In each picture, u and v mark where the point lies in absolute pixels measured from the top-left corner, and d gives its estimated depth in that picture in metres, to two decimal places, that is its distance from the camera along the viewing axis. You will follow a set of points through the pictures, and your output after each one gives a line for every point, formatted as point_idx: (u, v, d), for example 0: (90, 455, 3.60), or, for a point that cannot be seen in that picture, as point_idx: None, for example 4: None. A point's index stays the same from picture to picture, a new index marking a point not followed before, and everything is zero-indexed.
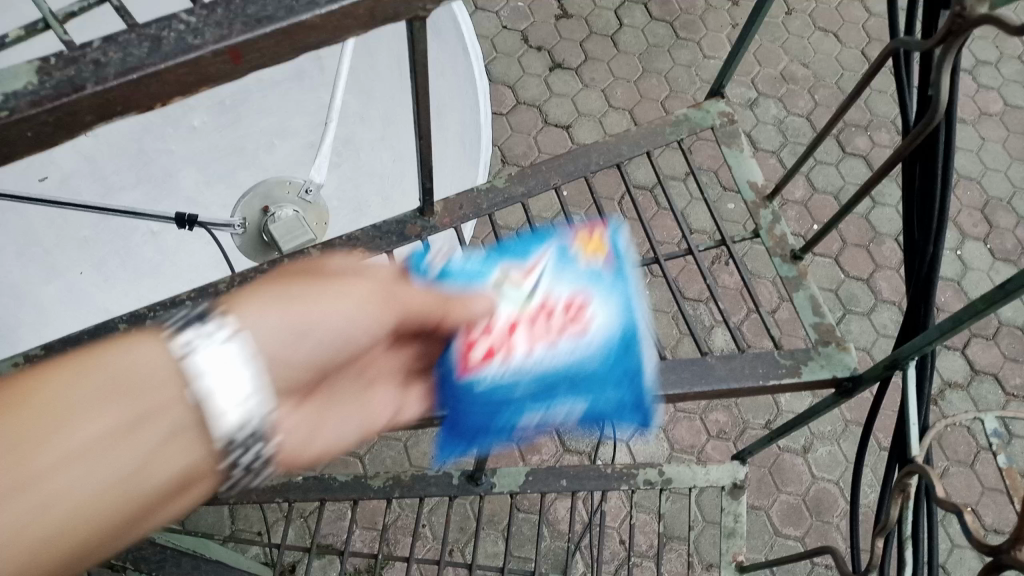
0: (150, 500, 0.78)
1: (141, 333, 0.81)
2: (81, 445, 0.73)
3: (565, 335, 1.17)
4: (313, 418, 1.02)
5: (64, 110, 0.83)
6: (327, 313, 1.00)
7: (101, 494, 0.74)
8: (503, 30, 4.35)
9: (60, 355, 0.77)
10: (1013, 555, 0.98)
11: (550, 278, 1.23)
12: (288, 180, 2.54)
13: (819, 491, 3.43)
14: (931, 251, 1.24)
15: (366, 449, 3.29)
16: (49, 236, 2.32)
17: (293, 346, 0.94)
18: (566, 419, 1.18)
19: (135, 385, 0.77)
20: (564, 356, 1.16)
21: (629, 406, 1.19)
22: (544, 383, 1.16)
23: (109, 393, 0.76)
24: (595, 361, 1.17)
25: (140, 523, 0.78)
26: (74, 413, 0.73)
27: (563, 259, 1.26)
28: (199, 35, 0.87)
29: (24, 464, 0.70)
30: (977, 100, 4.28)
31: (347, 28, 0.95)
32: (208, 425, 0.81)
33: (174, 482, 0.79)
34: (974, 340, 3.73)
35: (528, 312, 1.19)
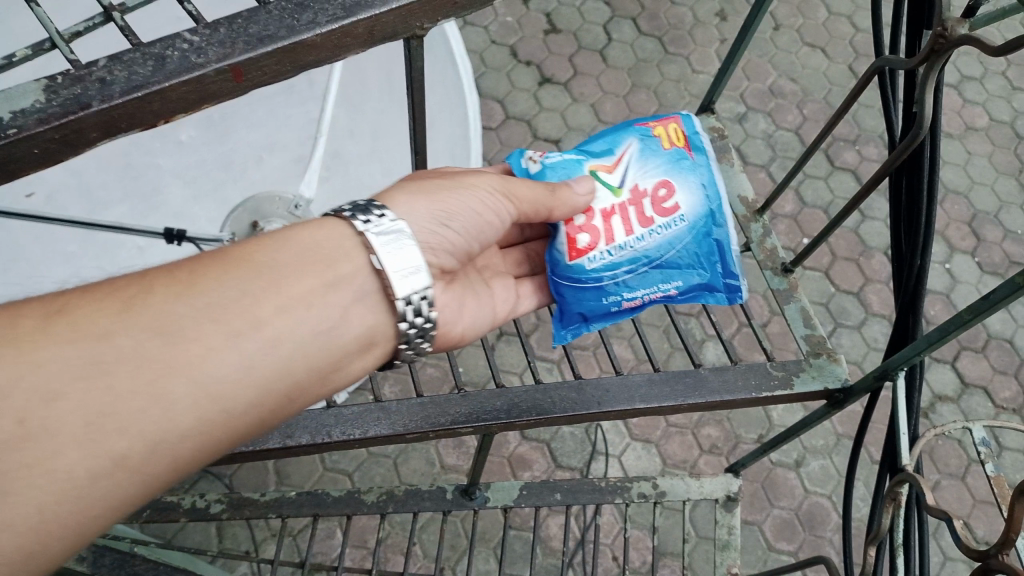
0: (345, 347, 1.13)
1: (326, 218, 1.19)
2: (306, 292, 1.10)
3: (657, 217, 1.38)
4: (460, 297, 1.43)
5: (70, 127, 0.85)
6: (461, 201, 1.32)
7: (321, 331, 1.10)
8: (493, 45, 4.40)
9: (274, 232, 1.16)
10: (1001, 559, 1.00)
11: (639, 169, 1.41)
12: (278, 195, 2.58)
13: (811, 506, 3.44)
14: (918, 263, 1.26)
15: (356, 465, 3.28)
16: (36, 250, 2.36)
17: (443, 223, 1.31)
18: (663, 290, 1.42)
19: (328, 255, 1.14)
20: (658, 236, 1.39)
21: (715, 273, 1.43)
22: (640, 261, 1.39)
23: (314, 259, 1.13)
24: (682, 238, 1.40)
25: (342, 365, 1.14)
26: (297, 271, 1.11)
27: (648, 147, 1.42)
28: (203, 54, 0.89)
29: (276, 301, 1.07)
30: (962, 115, 4.33)
31: (347, 47, 0.97)
32: (389, 284, 1.16)
33: (360, 334, 1.15)
34: (963, 353, 3.76)
35: (622, 201, 1.39)
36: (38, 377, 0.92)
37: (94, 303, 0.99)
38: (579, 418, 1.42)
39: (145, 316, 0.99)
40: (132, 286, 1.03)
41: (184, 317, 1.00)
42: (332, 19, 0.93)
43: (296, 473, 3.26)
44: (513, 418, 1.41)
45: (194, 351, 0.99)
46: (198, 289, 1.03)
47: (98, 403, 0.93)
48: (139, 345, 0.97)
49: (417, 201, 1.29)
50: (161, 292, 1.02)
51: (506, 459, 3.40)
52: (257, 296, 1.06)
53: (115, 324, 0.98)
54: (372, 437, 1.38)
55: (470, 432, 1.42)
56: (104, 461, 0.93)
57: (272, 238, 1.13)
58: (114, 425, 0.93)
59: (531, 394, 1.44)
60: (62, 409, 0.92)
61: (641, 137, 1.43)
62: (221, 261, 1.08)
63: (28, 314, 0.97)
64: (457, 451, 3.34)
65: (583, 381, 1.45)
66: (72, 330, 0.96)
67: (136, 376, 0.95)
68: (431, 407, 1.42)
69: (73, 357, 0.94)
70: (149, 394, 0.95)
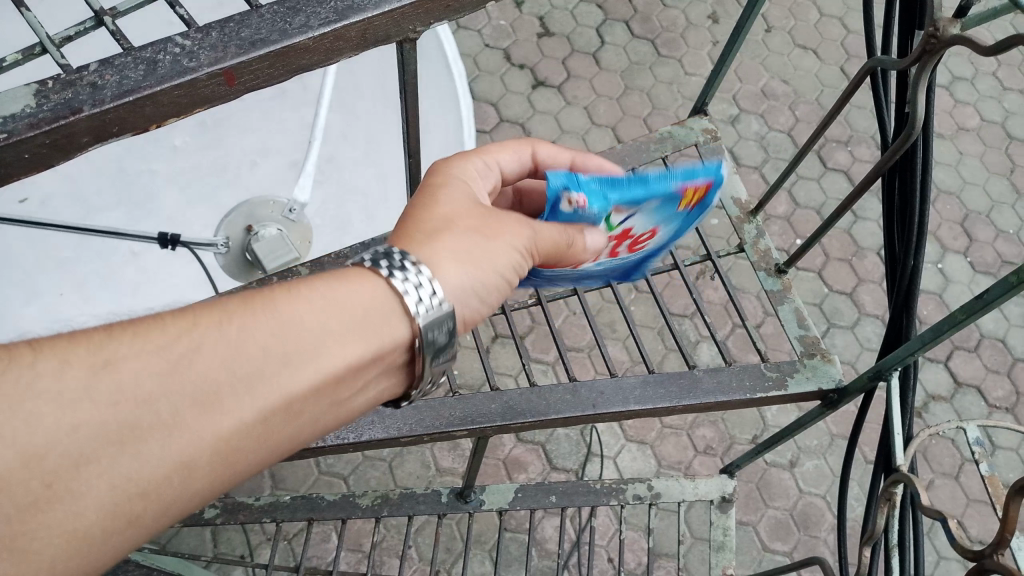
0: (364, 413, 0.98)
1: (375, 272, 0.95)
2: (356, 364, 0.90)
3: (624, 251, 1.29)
4: None
5: (61, 131, 0.85)
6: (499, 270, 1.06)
7: (350, 402, 0.93)
8: (485, 48, 4.40)
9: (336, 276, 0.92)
10: (997, 558, 1.01)
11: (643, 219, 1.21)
12: (271, 198, 2.50)
13: (806, 506, 3.45)
14: (911, 263, 1.27)
15: (351, 469, 3.28)
16: (28, 256, 2.41)
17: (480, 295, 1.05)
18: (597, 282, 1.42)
19: (389, 317, 0.93)
20: (612, 265, 1.32)
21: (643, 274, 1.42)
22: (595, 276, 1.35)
23: (372, 319, 0.91)
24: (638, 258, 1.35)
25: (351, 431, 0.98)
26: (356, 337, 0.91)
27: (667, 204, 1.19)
28: (194, 58, 0.89)
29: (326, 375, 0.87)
30: (954, 116, 4.35)
31: (340, 51, 0.97)
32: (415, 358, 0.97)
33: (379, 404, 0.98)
34: (956, 352, 3.77)
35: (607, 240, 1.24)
36: (63, 445, 0.73)
37: (135, 354, 0.79)
38: (573, 420, 1.42)
39: (189, 381, 0.80)
40: (175, 335, 0.81)
41: (229, 384, 0.82)
42: (325, 22, 0.93)
43: (290, 477, 3.25)
44: (508, 420, 1.41)
45: (231, 429, 0.81)
46: (248, 354, 0.83)
47: (126, 478, 0.76)
48: (176, 416, 0.78)
49: (463, 268, 1.01)
50: (210, 357, 0.81)
51: (501, 461, 3.40)
52: (309, 367, 0.86)
53: (153, 388, 0.78)
54: (367, 440, 1.38)
55: (465, 435, 1.42)
56: (116, 531, 0.76)
57: (328, 286, 0.91)
58: (139, 500, 0.77)
59: (526, 396, 1.44)
60: (85, 481, 0.74)
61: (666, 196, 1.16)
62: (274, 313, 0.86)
63: (65, 361, 0.76)
64: (452, 454, 3.34)
65: (578, 385, 1.44)
66: (109, 392, 0.76)
67: (169, 448, 0.78)
68: (426, 411, 1.42)
69: (106, 421, 0.75)
70: (179, 469, 0.78)
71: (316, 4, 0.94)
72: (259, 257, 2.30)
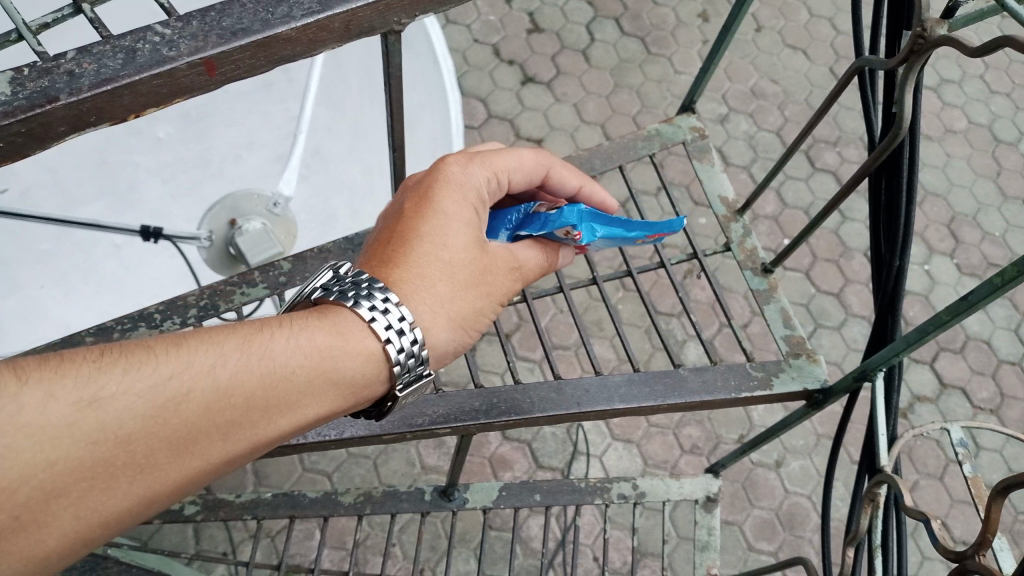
0: None
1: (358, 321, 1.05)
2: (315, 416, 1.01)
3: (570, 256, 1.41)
4: None
5: (37, 121, 0.83)
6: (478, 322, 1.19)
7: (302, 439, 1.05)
8: (475, 44, 4.38)
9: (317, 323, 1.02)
10: (978, 560, 1.00)
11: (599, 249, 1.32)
12: (257, 193, 2.50)
13: (791, 506, 3.45)
14: (897, 264, 1.27)
15: (335, 466, 3.26)
16: (8, 249, 2.39)
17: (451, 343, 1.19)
18: None
19: (360, 374, 1.03)
20: None
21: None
22: None
23: (348, 380, 1.02)
24: None
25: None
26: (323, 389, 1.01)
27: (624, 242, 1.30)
28: (174, 47, 0.87)
29: (288, 425, 0.99)
30: (941, 118, 4.37)
31: (323, 42, 0.95)
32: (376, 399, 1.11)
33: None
34: (941, 353, 3.79)
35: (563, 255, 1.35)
36: (46, 476, 0.83)
37: (125, 395, 0.88)
38: (558, 418, 1.41)
39: (166, 427, 0.89)
40: (160, 379, 0.90)
41: (201, 433, 0.92)
42: (308, 12, 0.92)
43: (274, 473, 3.23)
44: (492, 418, 1.40)
45: (195, 471, 0.93)
46: (229, 402, 0.93)
47: (95, 505, 0.87)
48: (151, 458, 0.89)
49: (450, 331, 1.12)
50: (196, 402, 0.91)
51: (487, 459, 3.40)
52: (274, 417, 0.97)
53: (139, 430, 0.88)
54: (349, 438, 1.37)
55: (449, 433, 1.41)
56: (74, 545, 0.87)
57: (305, 339, 1.00)
58: (102, 523, 0.88)
59: (511, 393, 1.43)
60: (61, 507, 0.85)
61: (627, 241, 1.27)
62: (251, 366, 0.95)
63: (58, 396, 0.85)
64: (437, 451, 3.32)
65: (563, 383, 1.43)
66: (96, 432, 0.85)
67: (138, 485, 0.89)
68: (409, 409, 1.40)
69: (88, 459, 0.85)
70: (142, 501, 0.90)
71: None
72: (242, 250, 2.28)
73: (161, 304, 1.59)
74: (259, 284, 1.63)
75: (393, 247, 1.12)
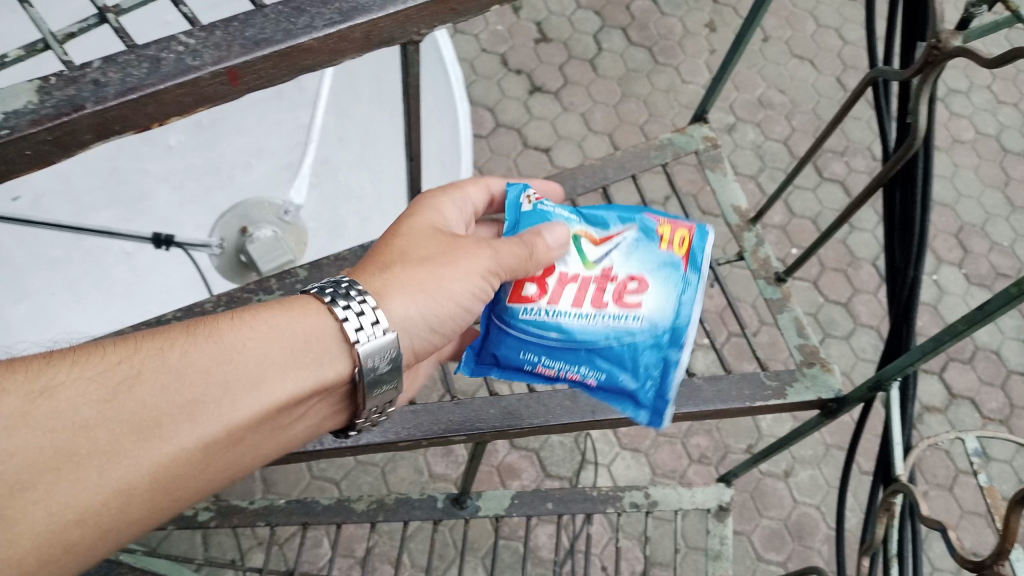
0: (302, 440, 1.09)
1: (318, 306, 1.09)
2: (287, 397, 1.03)
3: (612, 306, 1.26)
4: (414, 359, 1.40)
5: (63, 129, 0.84)
6: (451, 294, 1.21)
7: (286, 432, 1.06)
8: (483, 53, 4.41)
9: (266, 311, 1.07)
10: (996, 569, 1.00)
11: (623, 255, 1.28)
12: (268, 201, 2.49)
13: (800, 516, 3.44)
14: (912, 273, 1.26)
15: (343, 474, 3.27)
16: (20, 256, 2.41)
17: (431, 327, 1.21)
18: (579, 375, 1.29)
19: (318, 350, 1.06)
20: (601, 325, 1.25)
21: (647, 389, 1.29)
22: (579, 342, 1.26)
23: (307, 355, 1.05)
24: (631, 340, 1.26)
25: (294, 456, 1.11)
26: (286, 368, 1.03)
27: (645, 240, 1.31)
28: (198, 57, 0.88)
29: (256, 405, 1.00)
30: (949, 128, 4.37)
31: (344, 52, 0.96)
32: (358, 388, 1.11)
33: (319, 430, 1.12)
34: (950, 363, 3.78)
35: (594, 277, 1.27)
36: (9, 467, 0.87)
37: (76, 385, 0.93)
38: (572, 427, 1.41)
39: (124, 409, 0.93)
40: (115, 368, 0.95)
41: (161, 415, 0.94)
42: (330, 22, 0.93)
43: (282, 481, 3.23)
44: (508, 426, 1.40)
45: (164, 454, 0.94)
46: (186, 383, 0.97)
47: (68, 499, 0.89)
48: (114, 442, 0.92)
49: (403, 298, 1.17)
50: (149, 384, 0.95)
51: (495, 468, 3.40)
52: (238, 397, 0.99)
53: (95, 414, 0.92)
54: (363, 445, 1.37)
55: (464, 440, 1.41)
56: (53, 549, 0.89)
57: (258, 323, 1.04)
58: (76, 518, 0.90)
59: (526, 402, 1.43)
60: (29, 501, 0.88)
61: (642, 228, 1.32)
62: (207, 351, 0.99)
63: (14, 390, 0.91)
64: (446, 459, 3.32)
65: (577, 391, 1.44)
66: (52, 421, 0.90)
67: (107, 473, 0.91)
68: (424, 416, 1.40)
69: (49, 447, 0.89)
70: (114, 492, 0.92)
71: (320, 5, 0.93)
72: (255, 259, 2.28)
73: (176, 311, 1.59)
74: (274, 292, 1.64)
75: (365, 255, 1.25)
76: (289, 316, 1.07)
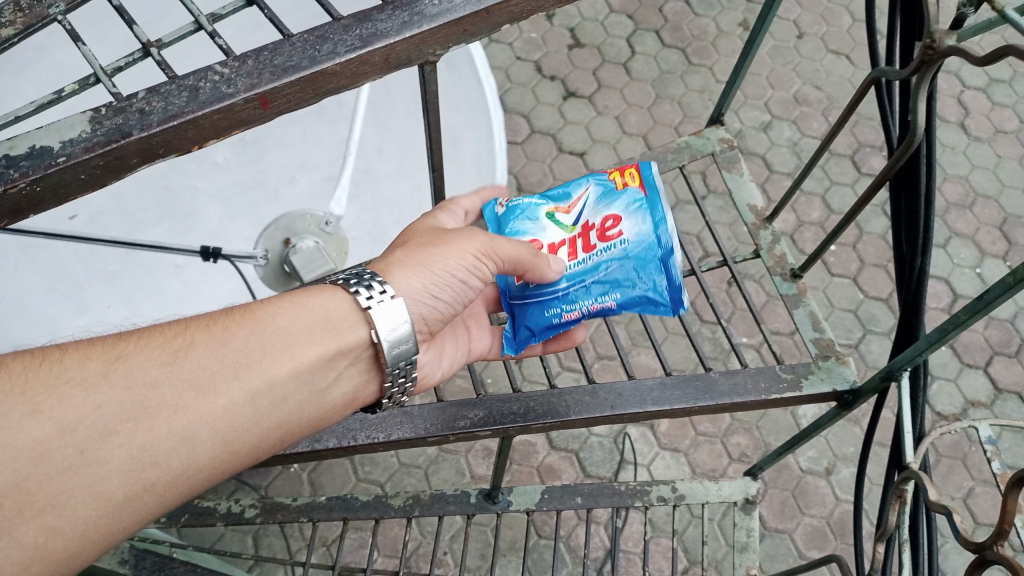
0: (331, 406, 1.18)
1: (330, 287, 1.22)
2: (315, 359, 1.13)
3: (598, 244, 1.46)
4: (439, 347, 1.52)
5: (113, 154, 0.94)
6: (447, 270, 1.31)
7: (323, 392, 1.16)
8: (517, 60, 4.49)
9: (287, 294, 1.19)
10: (997, 550, 1.04)
11: (592, 209, 1.51)
12: (310, 212, 2.63)
13: (842, 514, 3.45)
14: (919, 265, 1.29)
15: (388, 476, 3.36)
16: (79, 272, 2.58)
17: (434, 296, 1.31)
18: (597, 302, 1.45)
19: (337, 320, 1.18)
20: (592, 259, 1.46)
21: (655, 289, 1.43)
22: (585, 277, 1.45)
23: (328, 324, 1.17)
24: (621, 257, 1.43)
25: (328, 419, 1.20)
26: (311, 335, 1.14)
27: (605, 192, 1.51)
28: (232, 85, 0.97)
29: (289, 367, 1.11)
30: (991, 118, 4.33)
31: (366, 74, 1.04)
32: (377, 351, 1.20)
33: (348, 397, 1.21)
34: (996, 358, 3.74)
35: (572, 234, 1.50)
36: (96, 416, 0.99)
37: (143, 350, 1.05)
38: (593, 421, 1.44)
39: (184, 368, 1.06)
40: (173, 337, 1.09)
41: (214, 375, 1.06)
42: (351, 49, 1.01)
43: (330, 483, 3.34)
44: (530, 422, 1.43)
45: (218, 406, 1.05)
46: (229, 347, 1.09)
47: (143, 446, 1.00)
48: (177, 395, 1.03)
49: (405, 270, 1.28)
50: (199, 349, 1.08)
51: (535, 468, 3.46)
52: (275, 359, 1.11)
53: (159, 373, 1.04)
54: (395, 440, 1.40)
55: (489, 435, 1.44)
56: (135, 488, 1.01)
57: (285, 299, 1.17)
58: (151, 460, 1.01)
59: (547, 398, 1.46)
60: (115, 444, 0.99)
61: (601, 185, 1.52)
62: (248, 320, 1.12)
63: (92, 357, 1.03)
64: (487, 462, 3.41)
65: (597, 387, 1.47)
66: (126, 379, 1.02)
67: (174, 421, 1.02)
68: (451, 411, 1.44)
69: (126, 401, 1.01)
70: (181, 438, 1.03)
71: (342, 32, 1.02)
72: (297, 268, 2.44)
73: None
74: None
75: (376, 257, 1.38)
76: (309, 296, 1.20)
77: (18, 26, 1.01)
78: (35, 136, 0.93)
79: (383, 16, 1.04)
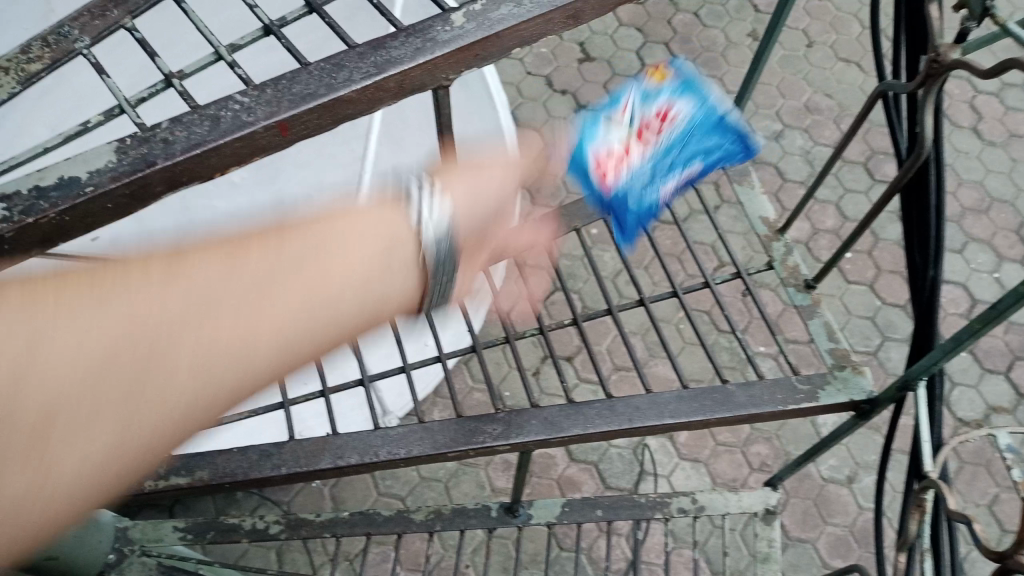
0: (382, 307, 1.25)
1: (383, 202, 1.28)
2: (364, 267, 1.22)
3: (670, 132, 1.73)
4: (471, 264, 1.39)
5: (139, 183, 0.97)
6: (494, 177, 1.36)
7: (368, 283, 1.22)
8: (528, 76, 4.52)
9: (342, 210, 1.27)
10: (1018, 558, 1.04)
11: (643, 105, 1.75)
12: None
13: (866, 522, 3.42)
14: (932, 274, 1.30)
15: (408, 490, 3.38)
16: None
17: (478, 193, 1.33)
18: (691, 170, 1.74)
19: (388, 234, 1.24)
20: (671, 143, 1.72)
21: (730, 144, 1.76)
22: (676, 154, 1.72)
23: (382, 236, 1.24)
24: (694, 135, 1.74)
25: (377, 323, 1.27)
26: (362, 241, 1.23)
27: (645, 91, 1.75)
28: (252, 113, 1.00)
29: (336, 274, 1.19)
30: (1005, 122, 4.32)
31: (381, 100, 1.07)
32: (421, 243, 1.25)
33: (398, 301, 1.26)
34: (1017, 363, 3.72)
35: (633, 134, 1.73)
36: (166, 312, 1.09)
37: (210, 258, 1.14)
38: (612, 434, 1.45)
39: (247, 272, 1.15)
40: (225, 245, 1.17)
41: (272, 280, 1.16)
42: (366, 76, 1.04)
43: (351, 499, 3.35)
44: (549, 436, 1.44)
45: (278, 308, 1.15)
46: (287, 252, 1.18)
47: (207, 349, 1.11)
48: (242, 295, 1.14)
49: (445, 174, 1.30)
50: (257, 253, 1.17)
51: (554, 481, 3.47)
52: (329, 266, 1.19)
53: (223, 273, 1.14)
54: (417, 456, 1.40)
55: (508, 450, 1.45)
56: (213, 394, 1.13)
57: (338, 212, 1.25)
58: (223, 360, 1.12)
59: (566, 412, 1.47)
60: (189, 344, 1.10)
61: (640, 89, 1.76)
62: (293, 231, 1.21)
63: (155, 265, 1.12)
64: (506, 475, 3.42)
65: (614, 400, 1.48)
66: (193, 283, 1.11)
67: (247, 325, 1.13)
68: (470, 427, 1.45)
69: (191, 300, 1.10)
70: (242, 337, 1.13)
71: (358, 60, 1.05)
72: None
73: None
74: None
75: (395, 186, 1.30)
76: (362, 212, 1.26)
77: (46, 60, 1.04)
78: (64, 167, 0.96)
79: (397, 42, 1.07)
